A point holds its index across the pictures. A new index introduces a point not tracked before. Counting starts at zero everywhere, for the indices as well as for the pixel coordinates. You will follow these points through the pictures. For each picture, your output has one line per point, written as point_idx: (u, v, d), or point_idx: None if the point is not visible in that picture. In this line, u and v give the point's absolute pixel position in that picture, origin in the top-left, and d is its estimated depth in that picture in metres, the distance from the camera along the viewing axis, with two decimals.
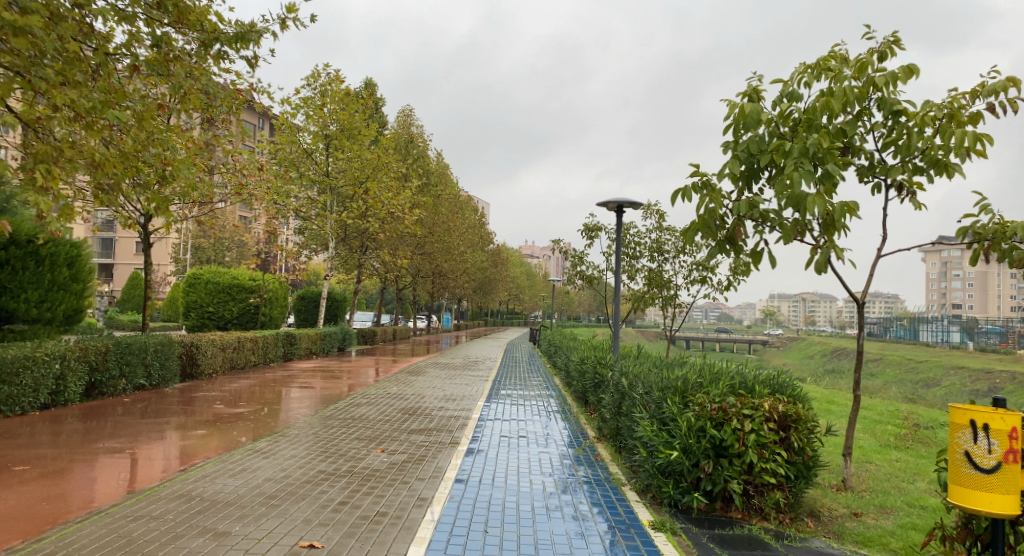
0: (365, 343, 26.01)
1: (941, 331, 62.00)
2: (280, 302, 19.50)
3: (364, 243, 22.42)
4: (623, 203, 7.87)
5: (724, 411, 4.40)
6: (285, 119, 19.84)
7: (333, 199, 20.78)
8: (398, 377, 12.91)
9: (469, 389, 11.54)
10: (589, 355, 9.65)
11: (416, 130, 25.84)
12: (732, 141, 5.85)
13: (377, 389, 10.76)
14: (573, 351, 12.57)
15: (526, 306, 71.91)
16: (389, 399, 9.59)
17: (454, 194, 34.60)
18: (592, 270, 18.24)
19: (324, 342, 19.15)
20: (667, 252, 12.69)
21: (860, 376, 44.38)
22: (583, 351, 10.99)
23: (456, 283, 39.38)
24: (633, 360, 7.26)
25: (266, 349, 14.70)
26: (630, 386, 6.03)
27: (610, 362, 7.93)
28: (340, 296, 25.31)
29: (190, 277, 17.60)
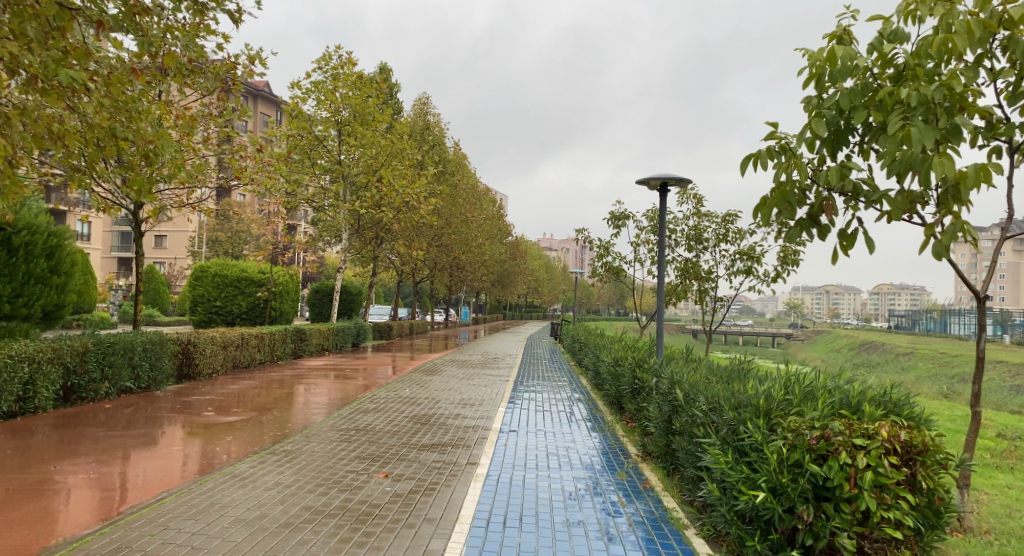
0: (381, 337, 25.16)
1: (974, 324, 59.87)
2: (291, 295, 18.67)
3: (379, 234, 21.50)
4: (668, 180, 6.76)
5: (830, 441, 3.32)
6: (295, 104, 18.96)
7: (345, 188, 19.90)
8: (413, 377, 11.92)
9: (490, 391, 10.52)
10: (624, 357, 8.58)
11: (432, 117, 24.82)
12: (814, 97, 4.71)
13: (388, 392, 9.77)
14: (603, 349, 11.47)
15: (546, 300, 70.85)
16: (401, 404, 8.59)
17: (472, 184, 33.60)
18: (620, 262, 17.10)
19: (337, 338, 18.29)
20: (707, 241, 11.53)
21: (891, 371, 42.72)
22: (616, 350, 9.92)
23: (474, 276, 38.44)
24: (683, 365, 6.18)
25: (273, 345, 13.84)
26: (687, 399, 4.96)
27: (652, 366, 6.87)
28: (354, 290, 24.47)
29: (196, 270, 16.76)
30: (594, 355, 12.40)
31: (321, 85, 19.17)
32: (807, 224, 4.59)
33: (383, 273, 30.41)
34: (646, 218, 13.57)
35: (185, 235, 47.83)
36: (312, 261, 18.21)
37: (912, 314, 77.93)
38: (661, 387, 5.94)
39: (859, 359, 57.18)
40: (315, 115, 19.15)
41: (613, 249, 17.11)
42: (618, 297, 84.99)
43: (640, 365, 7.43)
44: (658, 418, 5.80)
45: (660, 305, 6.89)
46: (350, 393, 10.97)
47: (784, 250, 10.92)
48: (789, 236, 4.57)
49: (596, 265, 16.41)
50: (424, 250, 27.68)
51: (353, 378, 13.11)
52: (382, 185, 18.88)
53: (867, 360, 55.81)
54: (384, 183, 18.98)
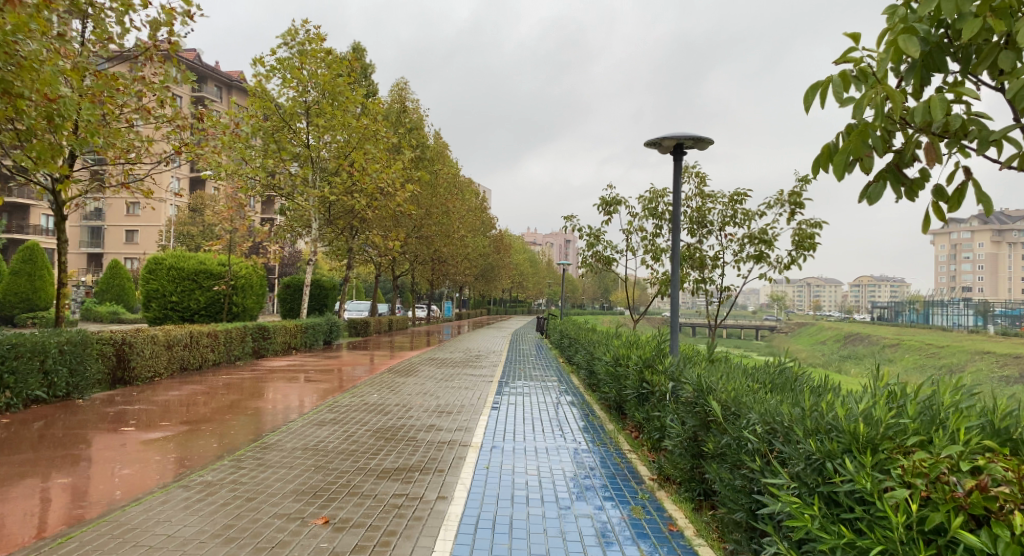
0: (356, 334, 23.80)
1: (956, 315, 59.81)
2: (256, 289, 17.27)
3: (353, 224, 20.17)
4: (685, 139, 5.52)
5: (989, 494, 2.12)
6: (258, 83, 17.64)
7: (314, 173, 18.53)
8: (384, 379, 10.61)
9: (471, 394, 9.26)
10: (626, 353, 7.36)
11: (409, 102, 23.50)
12: (897, 7, 3.43)
13: (353, 398, 8.46)
14: (597, 344, 10.27)
15: (529, 295, 69.59)
16: (365, 413, 7.30)
17: (452, 174, 32.28)
18: (611, 251, 15.90)
19: (306, 336, 16.91)
20: (712, 224, 10.33)
21: (877, 363, 42.18)
22: (613, 345, 8.71)
23: (456, 270, 37.10)
24: (709, 367, 4.95)
25: (229, 344, 12.47)
26: (727, 413, 3.75)
27: (666, 367, 5.65)
28: (328, 285, 23.02)
29: (150, 262, 15.35)
30: (586, 351, 11.18)
31: (286, 62, 17.83)
32: (893, 178, 3.36)
33: (360, 266, 29.00)
34: (641, 202, 12.35)
35: (155, 231, 45.93)
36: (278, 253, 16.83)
37: (894, 306, 77.91)
38: (683, 395, 4.74)
39: (845, 351, 56.72)
40: (280, 95, 17.84)
41: (603, 237, 15.89)
42: (603, 291, 84.04)
43: (650, 365, 6.21)
44: (679, 436, 4.60)
45: (674, 294, 5.63)
46: (311, 398, 9.64)
47: (798, 233, 9.73)
48: (869, 195, 3.35)
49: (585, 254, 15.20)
50: (403, 242, 26.32)
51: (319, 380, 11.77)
52: (353, 169, 17.56)
53: (853, 352, 55.32)
54: (355, 168, 17.64)
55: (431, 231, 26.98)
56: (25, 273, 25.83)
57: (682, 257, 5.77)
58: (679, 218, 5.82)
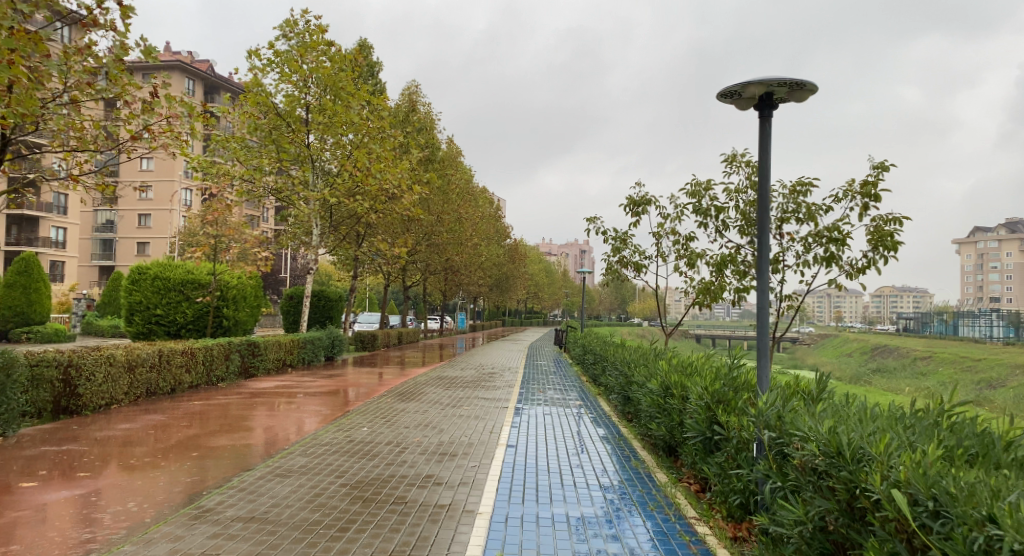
0: (364, 348, 22.33)
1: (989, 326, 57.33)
2: (251, 300, 15.77)
3: (358, 230, 18.78)
4: (775, 86, 3.95)
5: None
6: (253, 78, 16.42)
7: (314, 176, 17.14)
8: (382, 404, 9.05)
9: (482, 426, 7.65)
10: (680, 380, 5.77)
11: (420, 104, 22.16)
12: None
13: (336, 431, 6.93)
14: (631, 362, 8.66)
15: (546, 306, 67.97)
16: (346, 456, 5.76)
17: (465, 180, 30.86)
18: (639, 257, 14.28)
19: (304, 351, 15.43)
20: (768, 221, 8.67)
21: (912, 377, 39.98)
22: (656, 367, 7.12)
23: (470, 280, 35.58)
24: (831, 412, 3.35)
25: (210, 363, 10.98)
26: (916, 514, 2.18)
27: (753, 406, 4.03)
28: (332, 296, 21.54)
29: (133, 272, 14.03)
30: (618, 371, 9.54)
31: (284, 55, 16.57)
32: None
33: (369, 277, 27.58)
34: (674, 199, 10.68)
35: (164, 241, 45.03)
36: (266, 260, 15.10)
37: (922, 316, 75.28)
38: (798, 461, 3.15)
39: (874, 363, 54.38)
40: (278, 91, 16.49)
41: (631, 242, 14.29)
42: (620, 302, 82.18)
43: (725, 400, 4.61)
44: (794, 524, 3.00)
45: (763, 306, 4.05)
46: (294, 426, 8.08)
47: (874, 231, 8.05)
48: None
49: (611, 261, 13.60)
50: (413, 250, 24.84)
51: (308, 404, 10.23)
52: (356, 170, 16.13)
53: (884, 364, 53.01)
54: (358, 168, 16.21)
55: (444, 239, 25.51)
56: (20, 285, 24.69)
57: (770, 254, 4.22)
58: (767, 201, 4.25)
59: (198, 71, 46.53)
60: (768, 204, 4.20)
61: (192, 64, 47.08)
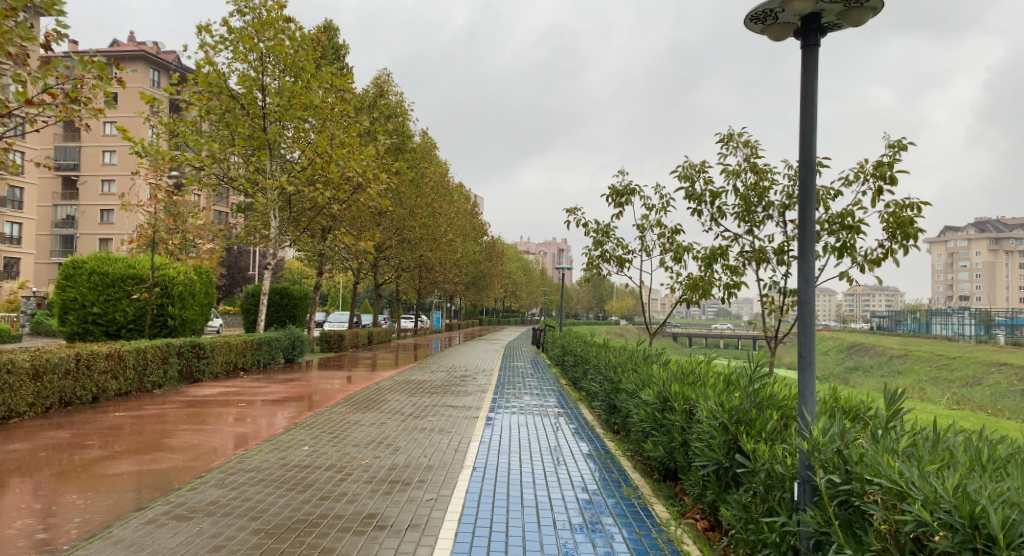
0: (331, 349, 21.13)
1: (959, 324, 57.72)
2: (201, 295, 14.25)
3: (321, 222, 17.60)
4: (825, 4, 2.96)
5: None
6: (204, 57, 15.15)
7: (272, 163, 15.89)
8: (333, 415, 7.92)
9: (446, 442, 6.57)
10: (684, 392, 4.75)
11: (390, 91, 21.03)
12: None
13: (269, 453, 5.80)
14: (618, 366, 7.64)
15: (523, 304, 67.11)
16: (270, 487, 4.65)
17: (440, 174, 29.76)
18: (622, 251, 13.30)
19: (259, 353, 14.20)
20: (771, 209, 7.69)
21: (887, 375, 39.78)
22: (649, 372, 6.11)
23: (445, 278, 34.45)
24: (927, 454, 2.38)
25: (144, 368, 9.67)
26: None
27: (796, 437, 3.00)
28: (296, 293, 20.27)
29: (68, 266, 12.80)
30: (601, 375, 8.54)
31: (238, 31, 15.33)
32: None
33: (338, 273, 26.33)
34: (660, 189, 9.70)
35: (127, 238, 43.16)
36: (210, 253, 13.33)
37: (895, 314, 75.85)
38: (894, 531, 2.17)
39: (850, 361, 54.34)
40: (233, 72, 15.26)
41: (612, 235, 13.31)
42: (598, 300, 81.64)
43: (748, 420, 3.61)
44: None
45: (808, 300, 3.04)
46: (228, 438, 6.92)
47: (891, 217, 7.12)
48: None
49: (591, 254, 12.59)
50: (383, 245, 23.68)
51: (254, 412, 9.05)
52: (316, 157, 14.95)
53: (860, 362, 53.03)
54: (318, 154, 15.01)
55: (416, 234, 24.38)
56: None
57: (815, 233, 3.16)
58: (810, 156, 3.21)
59: (164, 61, 44.80)
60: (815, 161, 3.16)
61: (157, 55, 45.24)
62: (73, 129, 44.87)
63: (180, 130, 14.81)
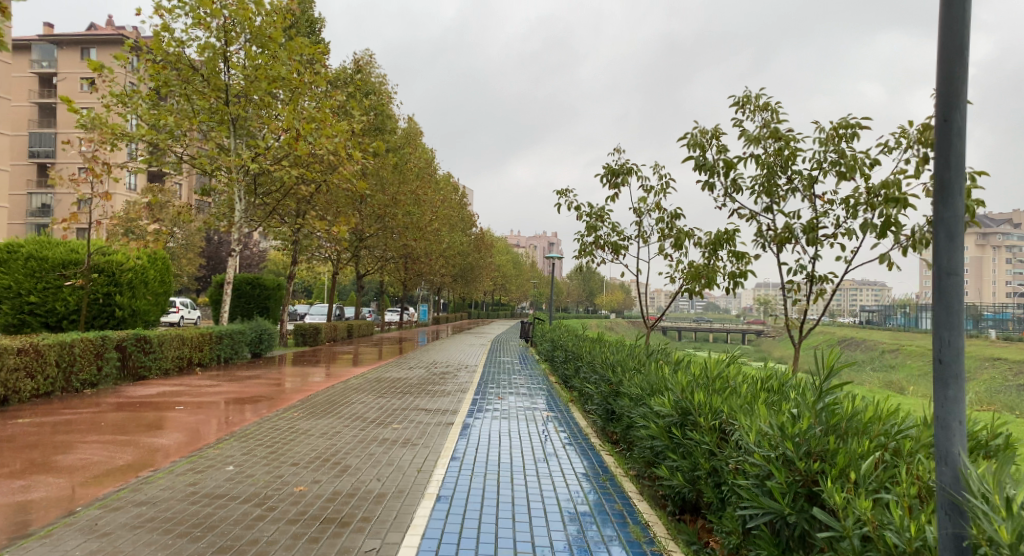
0: (306, 343, 19.87)
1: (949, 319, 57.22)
2: (155, 280, 12.83)
3: (293, 206, 16.33)
4: None
5: None
6: (161, 23, 13.79)
7: (236, 140, 14.60)
8: (280, 422, 6.71)
9: (410, 458, 5.40)
10: (715, 402, 3.60)
11: (370, 69, 19.72)
12: None
13: (177, 477, 4.54)
14: (616, 365, 6.47)
15: (512, 298, 65.94)
16: (149, 533, 3.43)
17: (425, 161, 28.45)
18: (618, 236, 12.14)
19: (219, 347, 12.93)
20: (796, 179, 6.53)
21: (881, 369, 39.07)
22: (662, 374, 4.96)
23: (431, 270, 33.21)
24: None
25: (71, 364, 8.38)
26: None
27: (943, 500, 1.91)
28: (268, 283, 18.96)
29: (3, 247, 11.47)
30: (594, 375, 7.36)
31: None
32: None
33: (317, 263, 25.01)
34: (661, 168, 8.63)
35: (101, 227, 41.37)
36: (157, 236, 11.42)
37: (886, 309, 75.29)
38: None
39: (843, 356, 53.63)
40: (193, 40, 13.92)
41: (607, 219, 12.12)
42: (589, 294, 80.61)
43: (824, 453, 2.45)
44: None
45: (956, 273, 1.99)
46: (144, 447, 5.67)
47: (941, 188, 5.98)
48: None
49: (584, 240, 11.41)
50: (363, 234, 22.37)
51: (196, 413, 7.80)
52: (285, 132, 13.63)
53: (853, 357, 52.26)
54: (286, 130, 13.67)
55: (399, 222, 23.09)
56: None
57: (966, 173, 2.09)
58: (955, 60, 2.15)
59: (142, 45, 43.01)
60: (962, 66, 2.11)
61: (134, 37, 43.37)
62: (48, 113, 43.21)
63: (134, 102, 13.41)
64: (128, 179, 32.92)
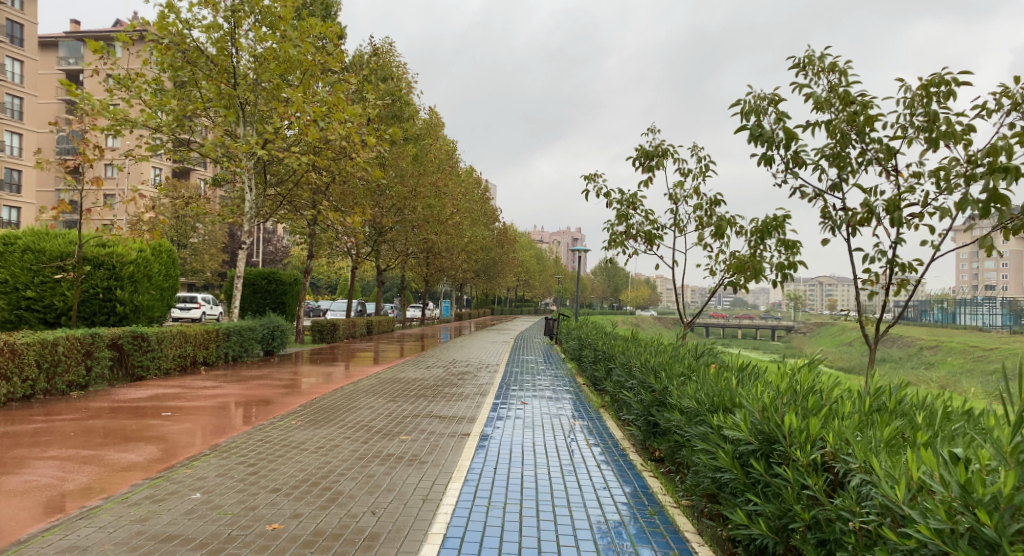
0: (324, 340, 19.18)
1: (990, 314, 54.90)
2: (160, 274, 12.18)
3: (306, 196, 15.60)
4: None
5: None
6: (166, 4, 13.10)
7: (245, 127, 13.88)
8: (273, 433, 5.89)
9: (416, 482, 4.53)
10: (820, 429, 2.64)
11: (387, 54, 18.90)
12: None
13: (128, 508, 3.72)
14: (660, 369, 5.50)
15: (536, 294, 64.95)
16: None
17: (446, 152, 27.60)
18: (651, 225, 11.14)
19: (227, 344, 12.23)
20: (874, 150, 5.46)
21: (922, 367, 37.21)
22: (725, 384, 3.97)
23: (453, 264, 32.39)
24: None
25: (54, 364, 7.67)
26: None
27: None
28: (284, 277, 18.28)
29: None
30: (632, 379, 6.38)
31: None
32: None
33: (336, 257, 24.32)
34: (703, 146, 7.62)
35: None
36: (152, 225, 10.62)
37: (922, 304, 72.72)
38: None
39: (880, 353, 51.62)
40: (200, 21, 13.22)
41: (639, 207, 11.14)
42: (614, 290, 79.29)
43: None
44: None
45: None
46: (110, 461, 4.87)
47: None
48: None
49: (616, 229, 10.43)
50: (382, 227, 21.58)
51: (185, 413, 7.03)
52: (293, 117, 12.87)
53: (889, 354, 50.34)
54: (296, 115, 12.93)
55: (419, 215, 22.26)
56: None
57: None
58: None
59: None
60: None
61: None
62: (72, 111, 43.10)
63: (139, 86, 12.71)
64: (149, 172, 32.95)
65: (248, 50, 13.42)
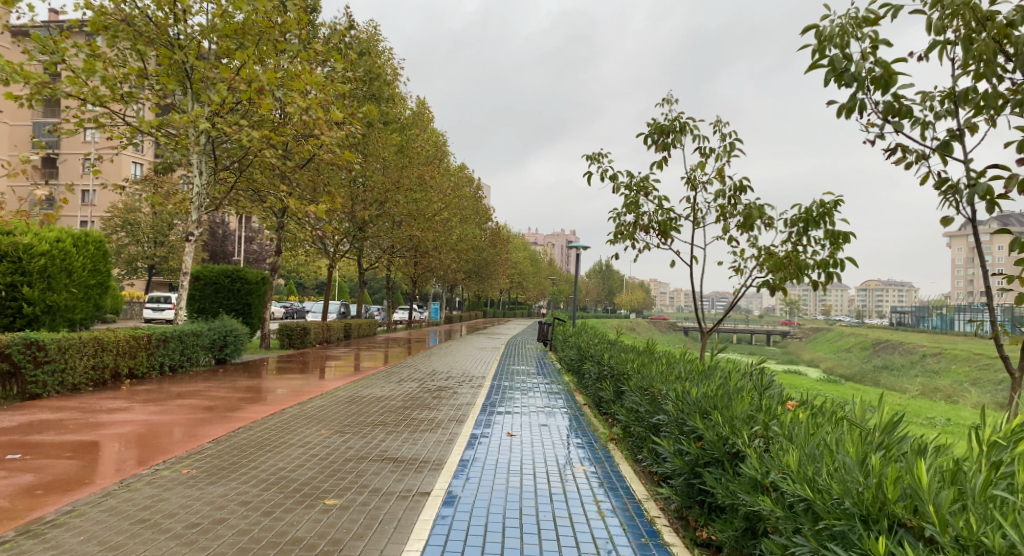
0: (294, 345, 17.32)
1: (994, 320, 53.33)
2: (84, 266, 10.32)
3: (269, 183, 13.76)
4: None
5: None
6: None
7: (192, 99, 12.02)
8: (141, 493, 4.03)
9: None
10: None
11: (365, 30, 17.01)
12: None
13: None
14: (712, 407, 3.65)
15: (530, 296, 63.13)
16: None
17: (434, 144, 25.75)
18: (664, 213, 9.34)
19: (162, 352, 10.33)
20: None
21: (931, 377, 35.42)
22: (887, 468, 2.07)
23: (442, 264, 30.54)
24: None
25: None
26: None
27: None
28: (249, 276, 16.44)
29: None
30: (661, 415, 4.47)
31: None
32: None
33: (313, 255, 22.46)
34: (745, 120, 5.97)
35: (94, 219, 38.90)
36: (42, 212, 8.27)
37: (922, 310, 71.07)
38: None
39: (882, 360, 49.93)
40: None
41: (652, 193, 9.37)
42: (609, 293, 77.50)
43: None
44: None
45: None
46: None
47: None
48: None
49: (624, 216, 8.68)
50: (361, 221, 19.73)
51: (43, 455, 5.12)
52: (243, 81, 11.06)
53: (892, 360, 48.65)
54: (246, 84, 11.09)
55: (402, 209, 20.46)
56: None
57: None
58: None
59: None
60: None
61: None
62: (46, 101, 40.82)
63: (64, 49, 10.80)
64: (131, 168, 35.89)
65: (197, 12, 11.54)
